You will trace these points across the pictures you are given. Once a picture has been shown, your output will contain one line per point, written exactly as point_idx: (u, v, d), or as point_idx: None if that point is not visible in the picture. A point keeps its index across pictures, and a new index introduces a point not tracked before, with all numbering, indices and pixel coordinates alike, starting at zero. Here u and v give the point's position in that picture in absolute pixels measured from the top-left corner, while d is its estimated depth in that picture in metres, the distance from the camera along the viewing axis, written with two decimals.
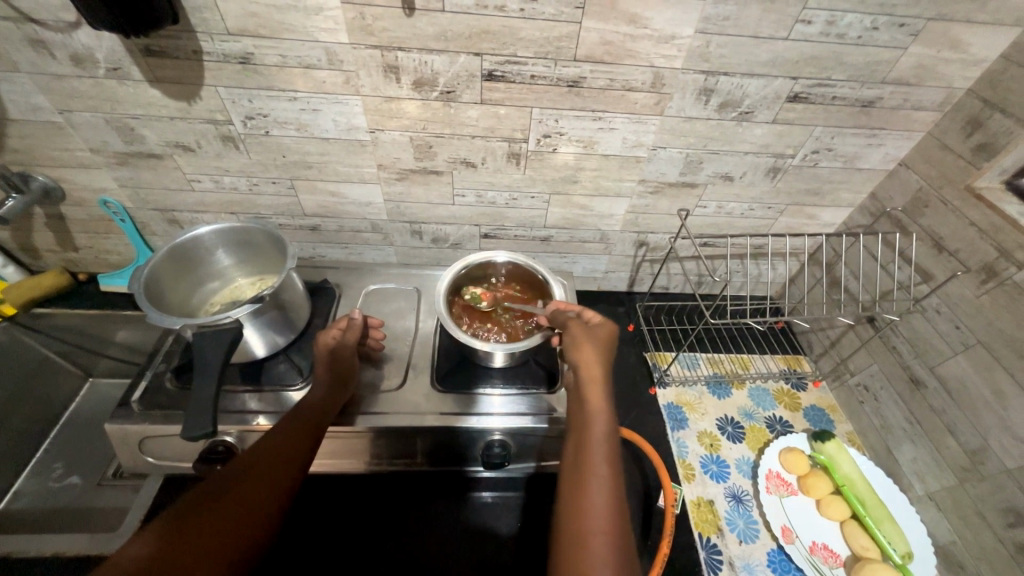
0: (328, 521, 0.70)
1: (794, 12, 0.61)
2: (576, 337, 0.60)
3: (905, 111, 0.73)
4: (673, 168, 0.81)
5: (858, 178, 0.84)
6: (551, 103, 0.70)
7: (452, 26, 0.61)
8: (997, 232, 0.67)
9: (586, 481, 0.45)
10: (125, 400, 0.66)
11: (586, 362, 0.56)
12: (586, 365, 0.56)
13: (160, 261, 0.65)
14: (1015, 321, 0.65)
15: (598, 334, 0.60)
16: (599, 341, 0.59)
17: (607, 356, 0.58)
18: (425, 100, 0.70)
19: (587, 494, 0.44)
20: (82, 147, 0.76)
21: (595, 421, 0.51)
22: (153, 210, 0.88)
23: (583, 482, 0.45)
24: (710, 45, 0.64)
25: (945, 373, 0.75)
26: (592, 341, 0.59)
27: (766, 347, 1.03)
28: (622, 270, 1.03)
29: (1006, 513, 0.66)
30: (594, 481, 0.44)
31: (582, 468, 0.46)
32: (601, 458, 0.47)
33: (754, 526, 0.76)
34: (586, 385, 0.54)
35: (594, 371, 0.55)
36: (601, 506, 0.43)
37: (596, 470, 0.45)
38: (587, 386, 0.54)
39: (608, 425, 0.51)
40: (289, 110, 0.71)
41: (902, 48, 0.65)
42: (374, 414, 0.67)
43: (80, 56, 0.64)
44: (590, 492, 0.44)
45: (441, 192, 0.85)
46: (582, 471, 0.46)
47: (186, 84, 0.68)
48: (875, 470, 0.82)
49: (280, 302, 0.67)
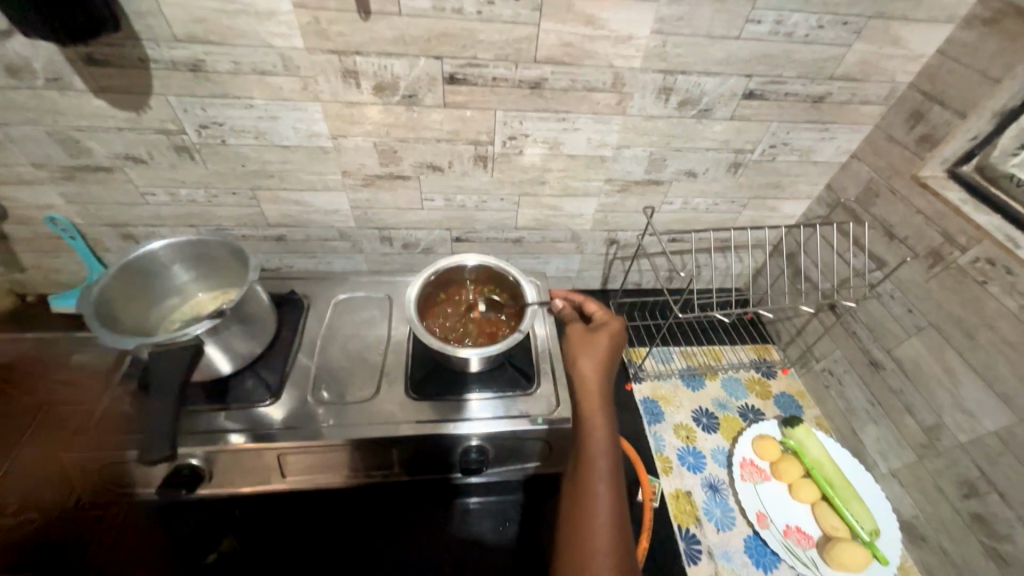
0: (303, 539, 0.68)
1: (744, 12, 0.63)
2: (576, 345, 0.66)
3: (854, 106, 0.76)
4: (639, 166, 0.82)
5: (814, 170, 0.87)
6: (515, 105, 0.71)
7: (410, 29, 0.61)
8: (941, 219, 0.71)
9: (589, 482, 0.52)
10: (79, 427, 0.62)
11: (587, 371, 0.63)
12: (588, 374, 0.63)
13: (111, 277, 0.62)
14: (961, 302, 0.69)
15: (601, 341, 0.66)
16: (601, 349, 0.65)
17: (607, 364, 0.64)
18: (387, 105, 0.69)
19: (591, 497, 0.51)
20: (23, 162, 0.72)
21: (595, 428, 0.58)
22: (105, 226, 0.84)
23: (586, 484, 0.53)
24: (666, 45, 0.65)
25: (901, 355, 0.78)
26: (595, 349, 0.65)
27: (736, 337, 1.06)
28: (595, 268, 1.04)
29: (961, 485, 0.69)
30: (596, 484, 0.52)
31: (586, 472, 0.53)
32: (601, 464, 0.54)
33: (731, 514, 0.78)
34: (586, 393, 0.61)
35: (594, 380, 0.61)
36: (603, 506, 0.51)
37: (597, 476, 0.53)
38: (589, 394, 0.61)
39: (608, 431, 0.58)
40: (246, 117, 0.69)
41: (847, 45, 0.68)
42: (346, 426, 0.65)
43: (15, 66, 0.60)
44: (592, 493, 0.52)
45: (409, 197, 0.84)
46: (585, 473, 0.53)
47: (133, 94, 0.65)
48: (843, 451, 0.85)
49: (243, 316, 0.65)
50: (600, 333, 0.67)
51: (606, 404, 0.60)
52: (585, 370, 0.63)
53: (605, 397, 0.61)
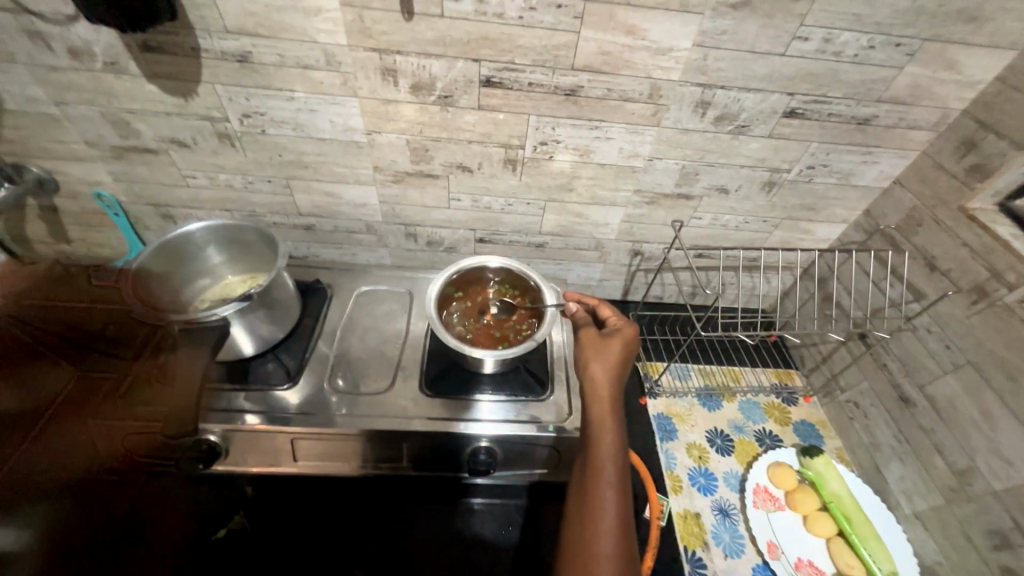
0: (311, 523, 0.70)
1: (791, 28, 0.61)
2: (586, 351, 0.61)
3: (900, 130, 0.73)
4: (669, 179, 0.81)
5: (853, 194, 0.84)
6: (548, 111, 0.71)
7: (451, 31, 0.62)
8: (988, 253, 0.67)
9: (596, 503, 0.47)
10: (109, 395, 0.65)
11: (598, 379, 0.57)
12: (598, 380, 0.57)
13: (149, 255, 0.65)
14: (1004, 342, 0.65)
15: (614, 347, 0.60)
16: (614, 356, 0.59)
17: (620, 372, 0.58)
18: (422, 104, 0.70)
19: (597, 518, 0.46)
20: (77, 140, 0.76)
21: (604, 441, 0.52)
22: (146, 205, 0.87)
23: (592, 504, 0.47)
24: (707, 58, 0.64)
25: (934, 393, 0.75)
26: (607, 355, 0.59)
27: (758, 360, 1.03)
28: (616, 278, 1.03)
29: (991, 535, 0.66)
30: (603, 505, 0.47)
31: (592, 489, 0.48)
32: (609, 483, 0.48)
33: (740, 540, 0.76)
34: (597, 402, 0.55)
35: (605, 388, 0.56)
36: (610, 530, 0.45)
37: (604, 498, 0.47)
38: (598, 402, 0.55)
39: (619, 446, 0.52)
40: (286, 109, 0.71)
41: (899, 67, 0.65)
42: (360, 417, 0.66)
43: (77, 49, 0.64)
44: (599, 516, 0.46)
45: (436, 196, 0.85)
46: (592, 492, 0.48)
47: (183, 81, 0.67)
48: (864, 487, 0.81)
49: (269, 301, 0.67)
50: (614, 338, 0.61)
51: (617, 416, 0.55)
52: (596, 378, 0.57)
53: (617, 408, 0.56)
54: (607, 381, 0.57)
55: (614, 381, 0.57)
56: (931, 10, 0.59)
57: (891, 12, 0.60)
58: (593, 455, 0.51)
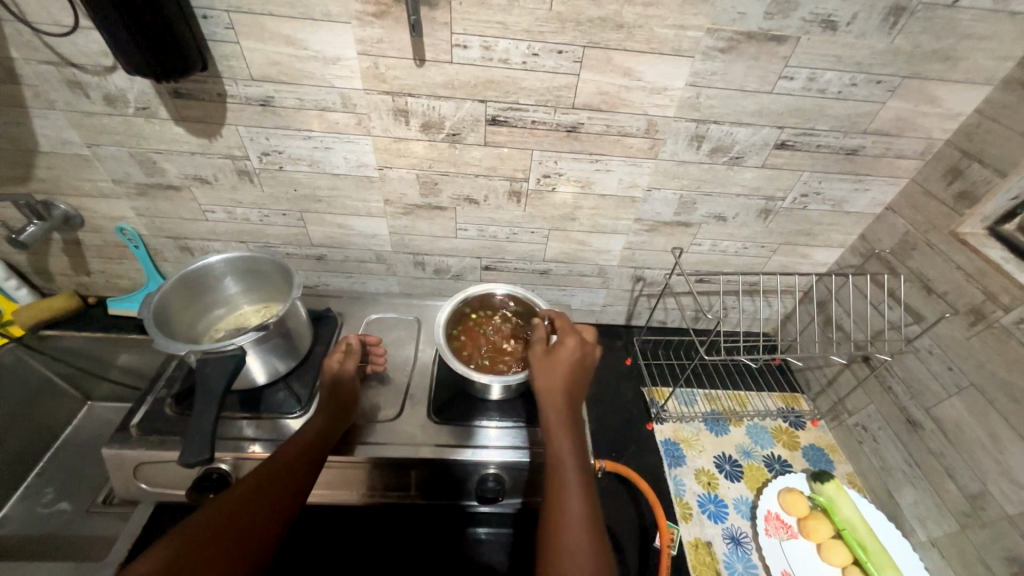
0: (317, 554, 0.69)
1: (777, 69, 0.65)
2: (536, 358, 0.60)
3: (889, 159, 0.77)
4: (668, 208, 0.85)
5: (847, 220, 0.87)
6: (551, 147, 0.75)
7: (459, 75, 0.66)
8: (982, 276, 0.69)
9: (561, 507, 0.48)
10: (124, 425, 0.66)
11: (549, 394, 0.57)
12: (551, 393, 0.57)
13: (171, 287, 0.67)
14: (1004, 363, 0.66)
15: (563, 356, 0.60)
16: (562, 363, 0.59)
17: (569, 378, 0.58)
18: (431, 141, 0.74)
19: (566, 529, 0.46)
20: (105, 178, 0.80)
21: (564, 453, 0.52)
22: (166, 238, 0.91)
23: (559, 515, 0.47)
24: (700, 96, 0.68)
25: (940, 415, 0.75)
26: (559, 365, 0.59)
27: (763, 384, 1.03)
28: (619, 303, 1.05)
29: (1009, 562, 0.65)
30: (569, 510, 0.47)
31: (558, 503, 0.48)
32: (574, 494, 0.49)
33: (753, 570, 0.74)
34: (550, 413, 0.56)
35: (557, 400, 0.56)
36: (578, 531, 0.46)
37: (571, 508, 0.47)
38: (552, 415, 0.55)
39: (580, 454, 0.52)
40: (303, 147, 0.75)
41: (882, 102, 0.69)
42: (370, 444, 0.67)
43: (112, 97, 0.68)
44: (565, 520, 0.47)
45: (444, 226, 0.88)
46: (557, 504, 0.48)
47: (208, 124, 0.72)
48: (877, 513, 0.80)
49: (284, 330, 0.69)
50: (562, 349, 0.60)
51: (573, 425, 0.55)
52: (548, 392, 0.57)
53: (572, 415, 0.56)
54: (559, 393, 0.57)
55: (565, 391, 0.57)
56: (907, 50, 0.63)
57: (870, 53, 0.64)
58: (555, 469, 0.51)
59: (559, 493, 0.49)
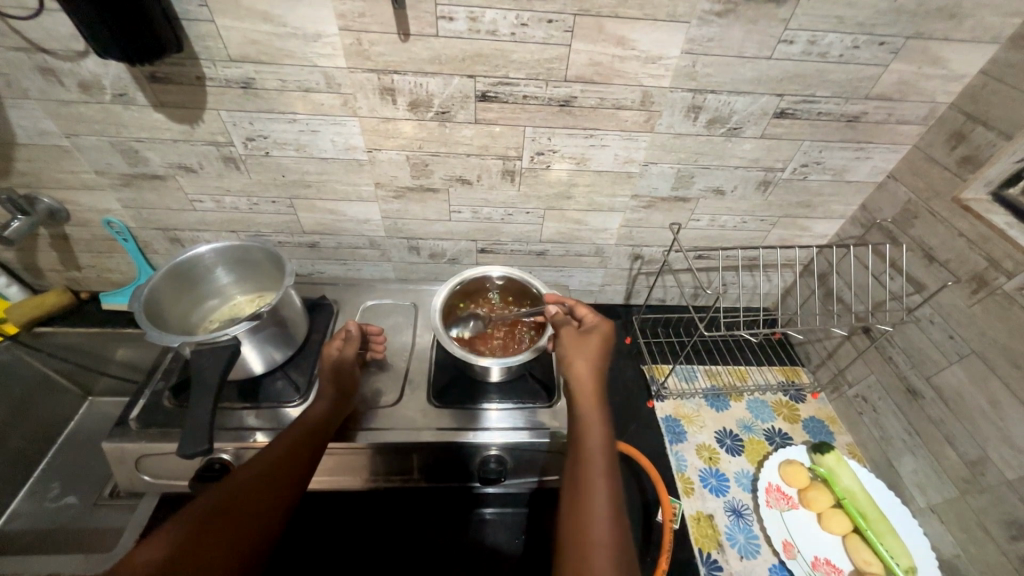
0: (322, 539, 0.70)
1: (776, 32, 0.63)
2: (572, 346, 0.60)
3: (890, 126, 0.75)
4: (665, 183, 0.83)
5: (848, 190, 0.85)
6: (544, 122, 0.72)
7: (446, 50, 0.64)
8: (985, 243, 0.68)
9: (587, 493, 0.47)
10: (123, 418, 0.66)
11: (584, 377, 0.56)
12: (582, 380, 0.57)
13: (161, 279, 0.66)
14: (1006, 329, 0.65)
15: (592, 348, 0.60)
16: (593, 352, 0.59)
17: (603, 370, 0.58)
18: (421, 121, 0.72)
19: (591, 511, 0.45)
20: (87, 169, 0.78)
21: (593, 434, 0.52)
22: (155, 230, 0.89)
23: (582, 493, 0.47)
24: (697, 65, 0.66)
25: (941, 384, 0.75)
26: (587, 354, 0.59)
27: (764, 358, 1.03)
28: (618, 282, 1.04)
29: (1008, 525, 0.65)
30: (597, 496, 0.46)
31: (583, 481, 0.48)
32: (599, 473, 0.48)
33: (755, 541, 0.75)
34: (583, 400, 0.55)
35: (589, 387, 0.56)
36: (604, 519, 0.45)
37: (598, 490, 0.46)
38: (584, 398, 0.55)
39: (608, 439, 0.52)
40: (288, 131, 0.73)
41: (885, 65, 0.67)
42: (371, 430, 0.67)
43: (87, 83, 0.66)
44: (592, 504, 0.46)
45: (438, 209, 0.87)
46: (585, 482, 0.48)
47: (189, 109, 0.70)
48: (876, 482, 0.81)
49: (279, 319, 0.69)
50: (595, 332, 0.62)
51: (603, 410, 0.54)
52: (582, 373, 0.57)
53: (602, 404, 0.55)
54: (591, 378, 0.57)
55: (596, 377, 0.57)
56: (911, 9, 0.61)
57: (872, 13, 0.61)
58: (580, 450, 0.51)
59: (586, 474, 0.48)
